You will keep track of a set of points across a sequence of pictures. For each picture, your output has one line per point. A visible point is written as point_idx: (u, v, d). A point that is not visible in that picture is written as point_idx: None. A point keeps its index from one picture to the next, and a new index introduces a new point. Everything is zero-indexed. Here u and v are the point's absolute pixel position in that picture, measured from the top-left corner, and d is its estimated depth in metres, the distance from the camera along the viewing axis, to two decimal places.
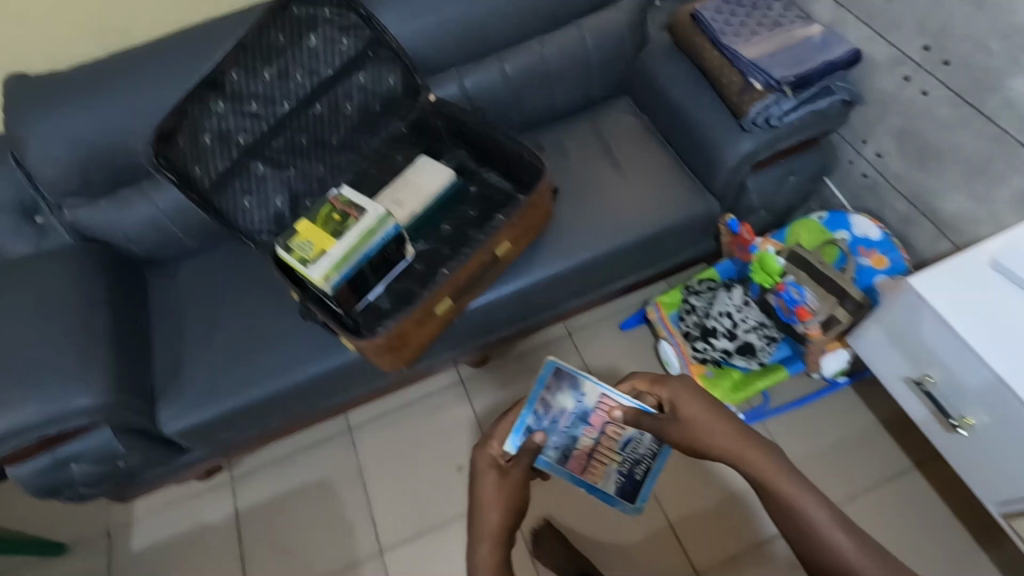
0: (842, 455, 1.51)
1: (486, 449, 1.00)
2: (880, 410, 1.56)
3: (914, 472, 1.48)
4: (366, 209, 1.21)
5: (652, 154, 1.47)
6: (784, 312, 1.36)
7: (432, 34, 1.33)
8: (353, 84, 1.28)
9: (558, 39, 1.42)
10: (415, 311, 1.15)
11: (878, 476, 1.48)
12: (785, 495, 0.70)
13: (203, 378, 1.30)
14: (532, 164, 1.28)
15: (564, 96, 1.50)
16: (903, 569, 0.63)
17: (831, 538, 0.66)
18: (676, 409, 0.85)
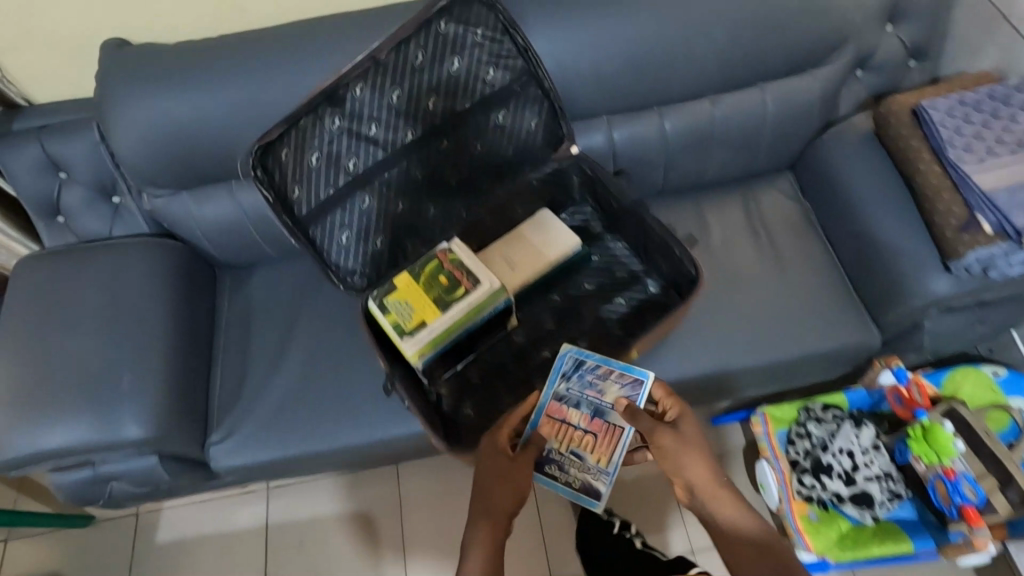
0: None
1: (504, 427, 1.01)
2: None
3: None
4: (480, 279, 1.03)
5: (809, 256, 1.25)
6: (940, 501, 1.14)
7: (595, 75, 1.11)
8: (489, 121, 1.08)
9: (735, 101, 1.18)
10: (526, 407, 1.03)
11: None
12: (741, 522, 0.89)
13: (264, 412, 1.18)
14: (681, 261, 1.08)
15: (722, 165, 1.27)
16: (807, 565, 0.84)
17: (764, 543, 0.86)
18: (674, 437, 0.95)
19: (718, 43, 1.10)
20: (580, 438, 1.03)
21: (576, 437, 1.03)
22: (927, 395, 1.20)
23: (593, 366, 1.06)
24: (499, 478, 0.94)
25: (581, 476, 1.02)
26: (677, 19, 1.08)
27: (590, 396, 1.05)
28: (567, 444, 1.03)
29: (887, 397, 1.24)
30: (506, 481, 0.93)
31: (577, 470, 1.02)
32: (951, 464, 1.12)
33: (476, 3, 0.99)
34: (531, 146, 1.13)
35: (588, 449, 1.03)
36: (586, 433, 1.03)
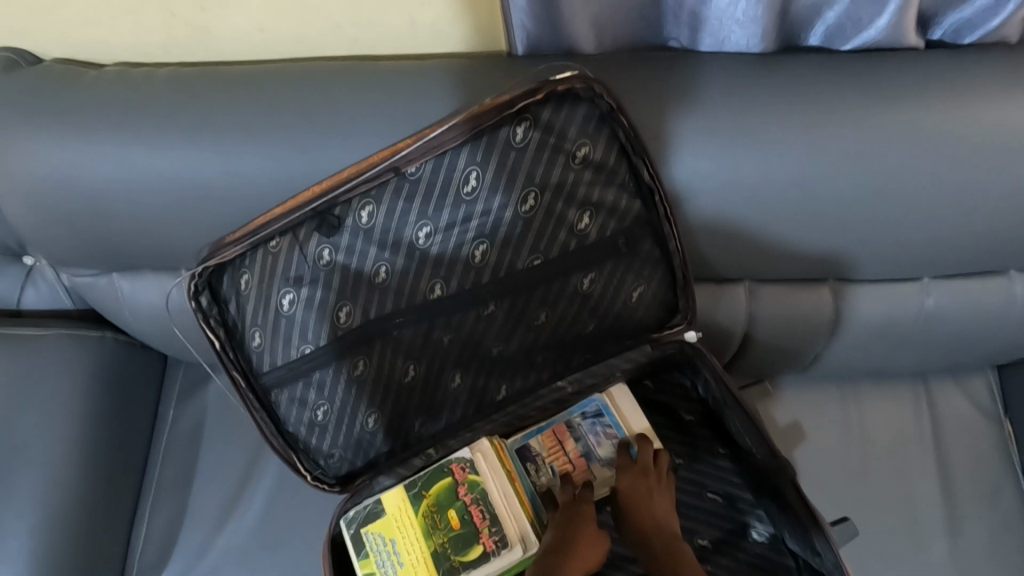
0: None
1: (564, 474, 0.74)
2: None
3: None
4: (509, 532, 0.69)
5: (1008, 523, 0.83)
6: None
7: (756, 230, 0.69)
8: (568, 285, 0.68)
9: (961, 291, 0.75)
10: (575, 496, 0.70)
11: None
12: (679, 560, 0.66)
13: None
14: (821, 556, 0.69)
15: (900, 362, 0.85)
16: None
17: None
18: (630, 492, 0.71)
19: (976, 214, 0.66)
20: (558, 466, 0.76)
21: (557, 462, 0.76)
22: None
23: (608, 422, 0.77)
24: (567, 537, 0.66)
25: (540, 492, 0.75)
26: (923, 171, 0.64)
27: (593, 440, 0.77)
28: (544, 465, 0.76)
29: None
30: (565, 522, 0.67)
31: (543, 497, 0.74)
32: None
33: (585, 105, 0.58)
34: (624, 319, 0.73)
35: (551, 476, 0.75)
36: (568, 464, 0.76)
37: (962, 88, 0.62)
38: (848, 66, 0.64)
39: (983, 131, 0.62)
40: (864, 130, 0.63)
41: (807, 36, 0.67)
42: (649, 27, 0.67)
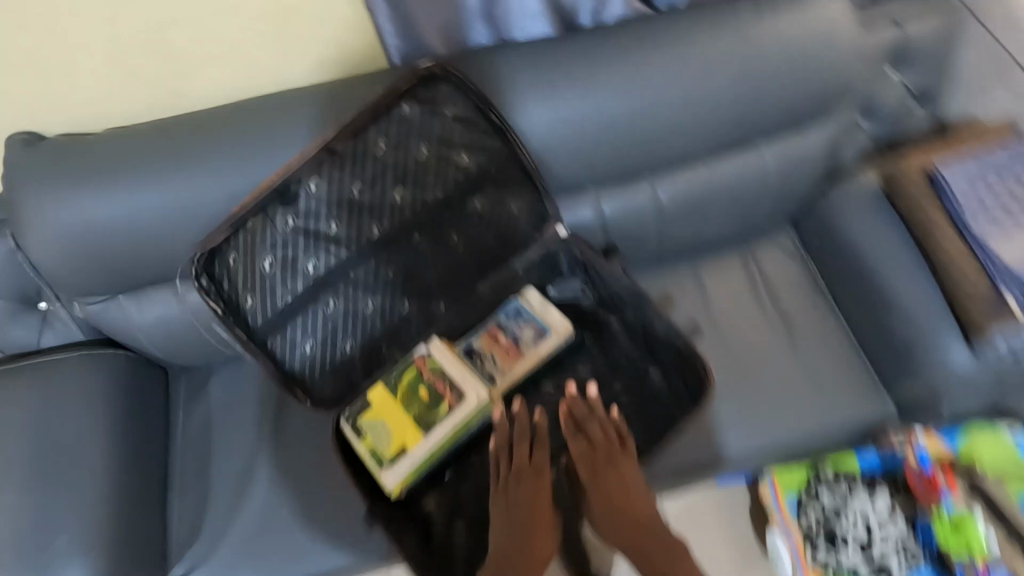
0: None
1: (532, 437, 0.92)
2: None
3: None
4: (466, 392, 0.93)
5: (821, 327, 1.15)
6: None
7: (582, 146, 0.99)
8: (466, 210, 0.97)
9: (734, 167, 1.09)
10: (538, 463, 0.91)
11: None
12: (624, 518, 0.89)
13: (229, 555, 1.03)
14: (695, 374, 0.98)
15: (718, 229, 1.17)
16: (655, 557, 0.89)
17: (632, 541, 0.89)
18: (591, 463, 0.92)
19: (715, 107, 1.00)
20: (518, 445, 0.92)
21: (494, 351, 1.03)
22: (953, 486, 1.07)
23: (526, 314, 1.04)
24: (529, 503, 0.88)
25: (485, 373, 1.02)
26: (672, 85, 0.97)
27: (517, 329, 1.04)
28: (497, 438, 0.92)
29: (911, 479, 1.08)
30: (529, 488, 0.89)
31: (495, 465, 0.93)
32: (983, 556, 1.01)
33: (443, 83, 0.89)
34: (511, 231, 1.02)
35: (511, 448, 0.91)
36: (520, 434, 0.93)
37: (680, 29, 0.98)
38: (610, 30, 0.99)
39: (699, 53, 0.97)
40: (628, 65, 0.96)
41: (578, 17, 1.02)
42: (480, 30, 1.00)
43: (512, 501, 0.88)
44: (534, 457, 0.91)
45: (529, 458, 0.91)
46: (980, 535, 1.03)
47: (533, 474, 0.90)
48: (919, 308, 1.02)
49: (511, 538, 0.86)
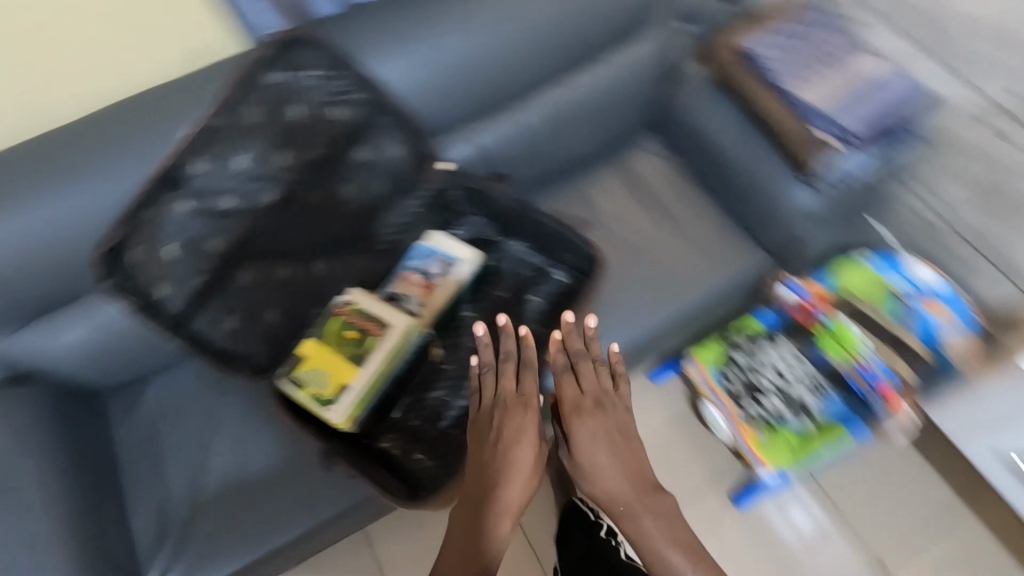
0: (913, 505, 1.39)
1: (522, 363, 1.00)
2: (936, 456, 1.43)
3: (978, 518, 1.37)
4: (389, 325, 1.05)
5: (697, 206, 1.30)
6: (858, 385, 1.25)
7: (439, 83, 1.07)
8: (351, 163, 1.06)
9: (587, 80, 1.21)
10: (525, 393, 0.97)
11: (949, 523, 1.37)
12: (612, 459, 0.92)
13: (201, 550, 1.01)
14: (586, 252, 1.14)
15: (589, 142, 1.29)
16: (642, 501, 0.89)
17: (619, 484, 0.90)
18: (580, 401, 0.97)
19: (552, 25, 1.12)
20: (504, 371, 1.00)
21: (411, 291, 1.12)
22: (822, 303, 1.27)
23: (431, 252, 1.14)
24: (517, 428, 0.92)
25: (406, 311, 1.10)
26: (505, 13, 1.08)
27: (426, 265, 1.13)
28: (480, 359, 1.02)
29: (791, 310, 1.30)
30: (520, 414, 0.94)
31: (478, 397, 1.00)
32: (860, 354, 1.25)
33: (300, 47, 0.96)
34: (399, 176, 1.10)
35: (501, 376, 0.99)
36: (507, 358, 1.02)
37: None
38: None
39: None
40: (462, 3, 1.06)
41: None
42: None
43: (493, 429, 0.93)
44: (523, 387, 0.98)
45: (522, 387, 0.98)
46: (854, 339, 1.26)
47: (522, 402, 0.95)
48: (763, 162, 1.16)
49: (491, 466, 0.89)
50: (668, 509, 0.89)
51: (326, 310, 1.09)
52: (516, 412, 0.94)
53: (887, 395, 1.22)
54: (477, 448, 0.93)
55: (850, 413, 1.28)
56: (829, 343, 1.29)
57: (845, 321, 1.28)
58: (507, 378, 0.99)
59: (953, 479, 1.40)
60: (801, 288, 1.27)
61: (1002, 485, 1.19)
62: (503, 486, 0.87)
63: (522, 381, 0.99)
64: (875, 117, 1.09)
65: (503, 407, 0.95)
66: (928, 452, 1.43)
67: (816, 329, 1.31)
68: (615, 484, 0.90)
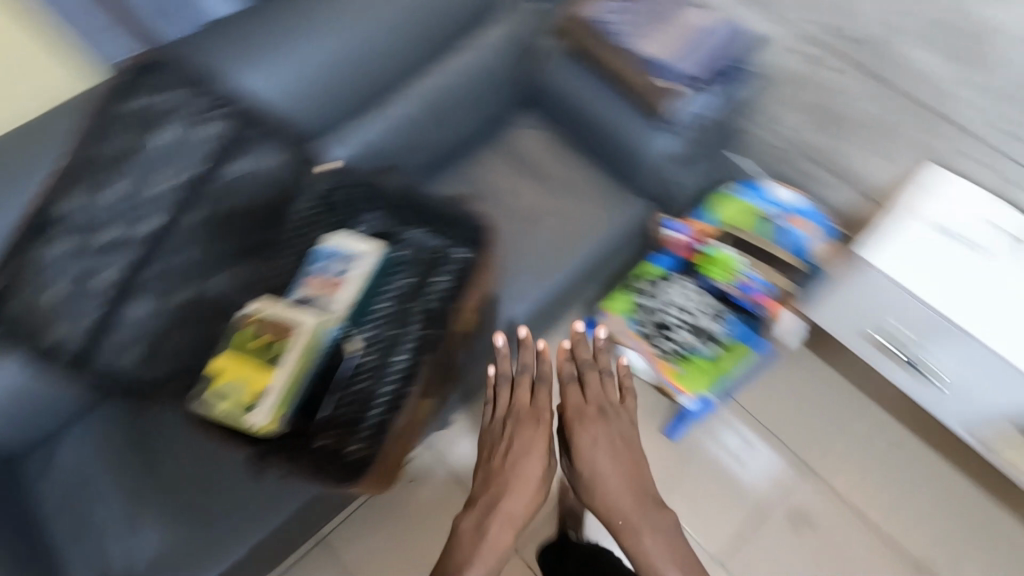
0: (818, 404, 1.54)
1: (531, 375, 1.15)
2: (832, 358, 1.59)
3: (874, 403, 1.53)
4: (297, 325, 1.03)
5: (577, 170, 1.39)
6: (742, 299, 1.42)
7: (306, 89, 1.13)
8: (228, 177, 1.10)
9: (452, 67, 1.28)
10: (534, 405, 1.11)
11: (851, 412, 1.53)
12: (612, 467, 1.06)
13: None
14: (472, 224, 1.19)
15: (467, 126, 1.36)
16: (635, 507, 1.01)
17: (616, 492, 1.03)
18: (584, 414, 1.12)
19: (404, 22, 1.19)
20: (518, 386, 1.14)
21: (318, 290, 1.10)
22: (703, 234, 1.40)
23: (334, 250, 1.13)
24: (528, 438, 1.07)
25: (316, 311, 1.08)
26: (356, 16, 1.15)
27: (331, 264, 1.12)
28: (498, 368, 1.16)
29: (678, 248, 1.42)
30: (532, 424, 1.09)
31: (493, 410, 1.15)
32: (738, 273, 1.41)
33: (155, 75, 1.04)
34: (282, 184, 1.16)
35: (515, 390, 1.13)
36: (522, 370, 1.16)
37: None
38: None
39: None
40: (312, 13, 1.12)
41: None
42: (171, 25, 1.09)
43: (505, 440, 1.08)
44: (534, 401, 1.12)
45: (534, 398, 1.12)
46: (731, 261, 1.42)
47: (536, 412, 1.10)
48: (621, 118, 1.27)
49: (505, 472, 1.03)
50: (669, 524, 1.00)
51: (233, 322, 1.07)
52: (528, 424, 1.09)
53: (768, 303, 1.39)
54: (491, 454, 1.07)
55: (749, 333, 1.43)
56: (712, 270, 1.44)
57: (722, 247, 1.42)
58: (519, 392, 1.13)
59: (849, 374, 1.56)
60: (678, 227, 1.39)
61: (882, 368, 1.23)
62: (513, 494, 1.01)
63: (535, 396, 1.13)
64: (706, 61, 1.21)
65: (517, 418, 1.10)
66: (824, 355, 1.58)
67: (700, 261, 1.45)
68: (611, 491, 1.03)
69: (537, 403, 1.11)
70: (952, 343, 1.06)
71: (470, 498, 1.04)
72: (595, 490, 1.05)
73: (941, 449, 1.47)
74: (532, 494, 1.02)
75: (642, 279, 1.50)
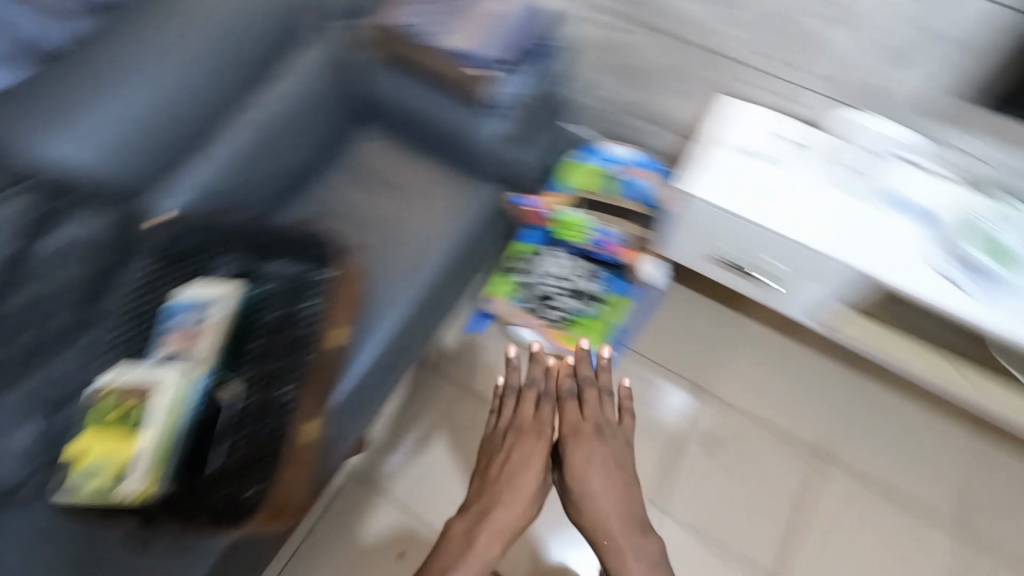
0: (703, 333, 1.65)
1: (531, 393, 1.28)
2: (707, 288, 1.71)
3: (750, 319, 1.67)
4: (154, 384, 1.00)
5: (425, 169, 1.42)
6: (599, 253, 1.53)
7: (116, 148, 1.11)
8: (49, 250, 1.04)
9: (269, 96, 1.28)
10: (535, 423, 1.24)
11: (732, 332, 1.65)
12: (605, 485, 1.17)
13: None
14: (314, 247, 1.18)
15: (306, 150, 1.36)
16: (622, 526, 1.13)
17: (606, 509, 1.14)
18: (582, 434, 1.22)
19: (202, 62, 1.19)
20: (525, 400, 1.28)
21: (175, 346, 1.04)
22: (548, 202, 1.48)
23: (186, 300, 1.08)
24: (528, 454, 1.19)
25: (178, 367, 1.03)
26: (150, 64, 1.15)
27: (186, 316, 1.07)
28: (507, 381, 1.31)
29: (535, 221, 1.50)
30: (531, 440, 1.21)
31: (498, 418, 1.28)
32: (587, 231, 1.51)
33: None
34: (113, 245, 1.10)
35: (520, 406, 1.27)
36: (531, 385, 1.30)
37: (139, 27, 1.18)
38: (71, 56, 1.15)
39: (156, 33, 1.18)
40: (103, 71, 1.13)
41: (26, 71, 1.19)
42: None
43: (504, 450, 1.21)
44: (534, 421, 1.24)
45: (533, 415, 1.25)
46: (578, 219, 1.51)
47: (537, 428, 1.23)
48: (448, 112, 1.33)
49: (500, 484, 1.16)
50: (651, 552, 1.11)
51: (86, 397, 1.01)
52: (529, 439, 1.21)
53: (622, 251, 1.51)
54: (491, 466, 1.20)
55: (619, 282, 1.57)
56: (565, 233, 1.52)
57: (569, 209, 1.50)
58: (524, 408, 1.26)
59: (724, 299, 1.69)
60: (526, 201, 1.46)
61: (730, 281, 1.33)
62: (503, 506, 1.14)
63: (539, 415, 1.25)
64: (509, 43, 1.30)
65: (516, 436, 1.23)
66: (699, 287, 1.70)
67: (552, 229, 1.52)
68: (603, 509, 1.14)
69: (539, 423, 1.23)
70: (768, 246, 1.15)
71: (465, 504, 1.18)
72: (585, 507, 1.16)
73: (812, 343, 1.63)
74: (521, 509, 1.14)
75: (512, 257, 1.60)
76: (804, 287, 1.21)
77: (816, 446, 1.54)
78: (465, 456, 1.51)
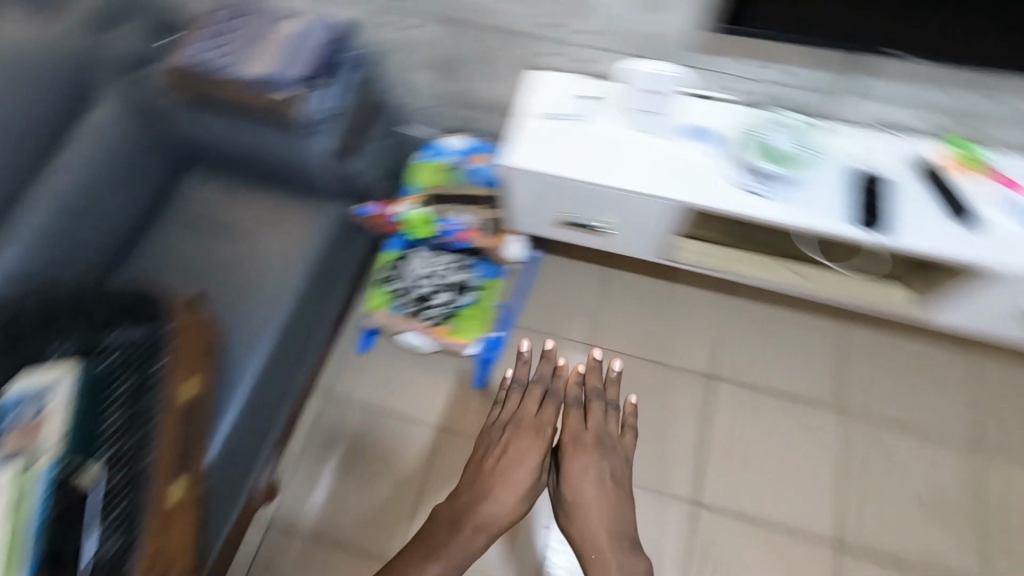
0: (582, 293, 1.72)
1: (537, 392, 1.28)
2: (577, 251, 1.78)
3: (620, 270, 1.75)
4: None
5: (261, 199, 1.39)
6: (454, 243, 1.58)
7: None
8: None
9: (65, 163, 1.23)
10: (536, 419, 1.23)
11: (608, 286, 1.73)
12: (598, 495, 1.15)
13: None
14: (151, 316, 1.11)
15: (124, 207, 1.32)
16: (609, 539, 1.11)
17: (594, 518, 1.13)
18: (582, 440, 1.20)
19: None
20: (530, 398, 1.27)
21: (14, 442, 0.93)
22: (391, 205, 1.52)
23: (21, 390, 0.96)
24: (522, 450, 1.18)
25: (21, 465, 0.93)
26: None
27: (23, 406, 0.95)
28: (515, 373, 1.31)
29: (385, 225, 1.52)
30: (530, 437, 1.20)
31: (504, 409, 1.28)
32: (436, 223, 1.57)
33: None
34: None
35: (523, 406, 1.26)
36: (538, 382, 1.29)
37: None
38: None
39: None
40: None
41: None
42: None
43: (501, 444, 1.21)
44: (535, 421, 1.23)
45: (533, 414, 1.24)
46: (426, 215, 1.57)
47: (539, 426, 1.22)
48: (263, 139, 1.31)
49: (494, 476, 1.16)
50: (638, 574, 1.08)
51: None
52: (528, 436, 1.20)
53: (471, 235, 1.56)
54: (488, 458, 1.20)
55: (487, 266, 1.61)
56: (417, 229, 1.58)
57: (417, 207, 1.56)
58: (528, 405, 1.25)
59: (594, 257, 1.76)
60: (370, 208, 1.46)
61: (578, 238, 1.40)
62: (492, 498, 1.14)
63: (540, 415, 1.24)
64: (307, 60, 1.30)
65: (516, 435, 1.21)
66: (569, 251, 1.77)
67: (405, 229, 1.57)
68: (593, 520, 1.13)
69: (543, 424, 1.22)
70: (596, 198, 1.22)
71: (456, 491, 1.19)
72: (573, 514, 1.14)
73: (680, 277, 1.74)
74: (510, 504, 1.14)
75: (381, 267, 1.61)
76: (641, 228, 1.29)
77: (705, 368, 1.65)
78: (381, 471, 1.50)
